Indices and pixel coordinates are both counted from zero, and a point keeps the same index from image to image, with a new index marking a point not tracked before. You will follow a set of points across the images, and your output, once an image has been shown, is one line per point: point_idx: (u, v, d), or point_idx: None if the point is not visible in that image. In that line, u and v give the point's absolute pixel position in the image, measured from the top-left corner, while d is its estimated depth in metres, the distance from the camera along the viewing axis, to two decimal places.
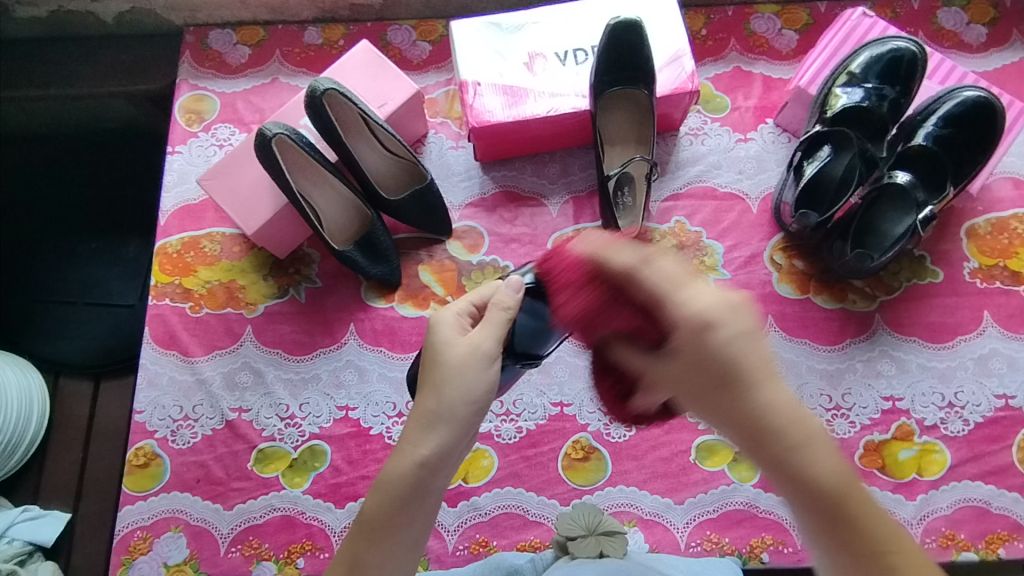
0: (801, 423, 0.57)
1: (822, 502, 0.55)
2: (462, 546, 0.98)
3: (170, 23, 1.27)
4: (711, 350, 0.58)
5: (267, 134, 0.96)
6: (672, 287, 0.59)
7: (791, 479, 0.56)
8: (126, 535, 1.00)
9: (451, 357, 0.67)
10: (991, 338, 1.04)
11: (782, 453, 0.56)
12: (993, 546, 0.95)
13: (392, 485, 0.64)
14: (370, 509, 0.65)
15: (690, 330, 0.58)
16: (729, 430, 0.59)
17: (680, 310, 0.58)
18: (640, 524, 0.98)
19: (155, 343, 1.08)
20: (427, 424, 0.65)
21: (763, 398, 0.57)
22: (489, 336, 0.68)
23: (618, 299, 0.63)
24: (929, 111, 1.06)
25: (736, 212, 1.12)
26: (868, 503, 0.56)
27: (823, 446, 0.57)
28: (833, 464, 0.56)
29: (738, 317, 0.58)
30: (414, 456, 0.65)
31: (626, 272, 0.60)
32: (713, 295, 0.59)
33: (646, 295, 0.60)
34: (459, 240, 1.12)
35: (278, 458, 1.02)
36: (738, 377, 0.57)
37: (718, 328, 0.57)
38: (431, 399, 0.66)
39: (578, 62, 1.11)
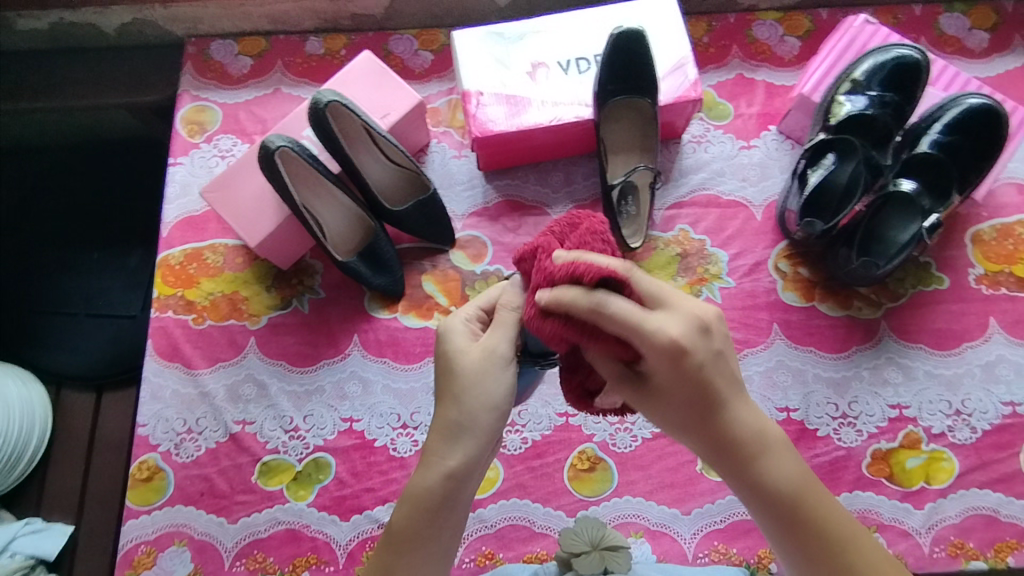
0: (759, 431, 0.63)
1: (781, 508, 0.62)
2: (468, 558, 0.97)
3: (172, 34, 1.27)
4: (686, 375, 0.59)
5: (271, 146, 0.96)
6: (642, 318, 0.56)
7: (752, 489, 0.63)
8: (130, 550, 0.99)
9: (467, 365, 0.66)
10: (998, 344, 1.03)
11: (742, 465, 0.63)
12: (1002, 555, 0.94)
13: (420, 498, 0.64)
14: (399, 523, 0.65)
15: (664, 361, 0.58)
16: (698, 443, 0.64)
17: (654, 341, 0.57)
18: (647, 535, 0.97)
19: (158, 356, 1.08)
20: (450, 434, 0.65)
21: (731, 413, 0.62)
22: (501, 339, 0.67)
23: (584, 336, 0.58)
24: (934, 118, 1.06)
25: (740, 219, 1.11)
26: (824, 505, 0.63)
27: (785, 455, 0.63)
28: (793, 471, 0.63)
29: (710, 337, 0.60)
30: (439, 468, 0.64)
31: (591, 311, 0.56)
32: (681, 320, 0.58)
33: (615, 329, 0.57)
34: (462, 250, 1.12)
35: (282, 471, 1.02)
36: (708, 398, 0.61)
37: (691, 353, 0.58)
38: (453, 410, 0.65)
39: (581, 71, 1.10)
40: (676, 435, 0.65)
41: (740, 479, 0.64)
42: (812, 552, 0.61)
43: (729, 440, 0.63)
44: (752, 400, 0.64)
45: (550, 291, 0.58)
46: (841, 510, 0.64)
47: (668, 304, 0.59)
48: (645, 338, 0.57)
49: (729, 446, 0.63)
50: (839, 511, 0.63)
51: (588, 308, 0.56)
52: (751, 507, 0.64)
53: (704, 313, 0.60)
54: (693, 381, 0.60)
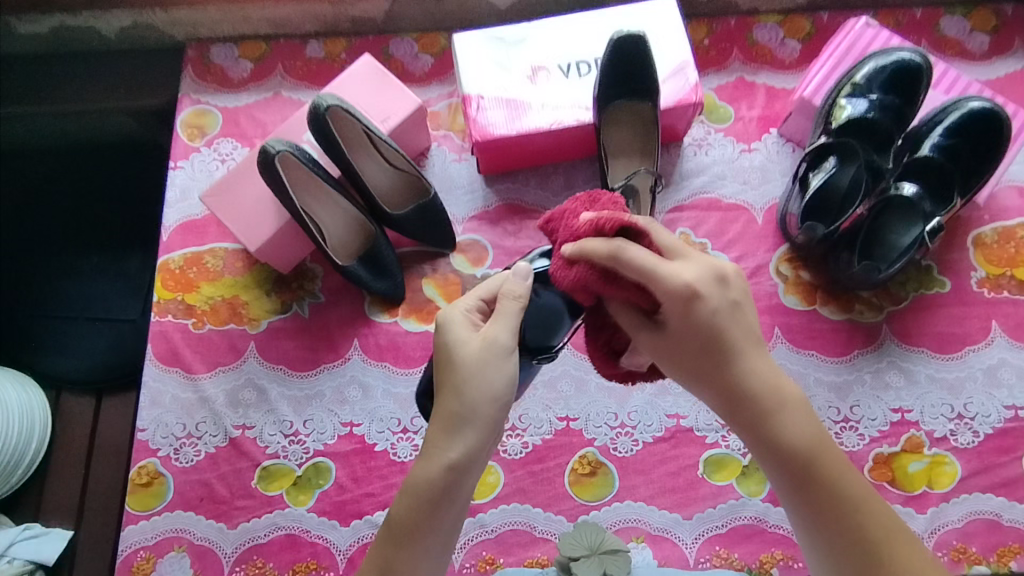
0: (776, 388, 0.63)
1: (795, 465, 0.62)
2: (468, 563, 0.97)
3: (172, 38, 1.27)
4: (700, 322, 0.62)
5: (271, 151, 0.95)
6: (658, 264, 0.61)
7: (765, 445, 0.63)
8: (130, 555, 0.99)
9: (467, 355, 0.66)
10: (1000, 347, 1.03)
11: (757, 420, 0.63)
12: (1004, 559, 0.94)
13: (422, 489, 0.64)
14: (401, 514, 0.64)
15: (678, 307, 0.62)
16: (712, 396, 0.65)
17: (669, 286, 0.61)
18: (648, 540, 0.97)
19: (158, 361, 1.07)
20: (450, 425, 0.65)
21: (745, 365, 0.63)
22: (504, 329, 0.67)
23: (605, 280, 0.64)
24: (936, 121, 1.05)
25: (741, 223, 1.11)
26: (839, 467, 0.63)
27: (801, 414, 0.64)
28: (807, 429, 0.63)
29: (724, 286, 0.63)
30: (441, 460, 0.64)
31: (609, 255, 0.61)
32: (696, 268, 0.62)
33: (634, 275, 0.61)
34: (462, 253, 1.11)
35: (282, 475, 1.01)
36: (723, 348, 0.63)
37: (705, 299, 0.61)
38: (453, 400, 0.65)
39: (582, 74, 1.10)
40: (693, 390, 0.67)
41: (755, 435, 0.64)
42: (823, 512, 0.62)
43: (743, 393, 0.63)
44: (768, 354, 0.65)
45: (576, 244, 0.64)
46: (855, 474, 0.64)
47: (682, 255, 0.64)
48: (663, 283, 0.61)
49: (743, 399, 0.63)
50: (852, 475, 0.63)
51: (607, 252, 0.61)
52: (764, 465, 0.64)
53: (719, 264, 0.63)
54: (707, 329, 0.62)
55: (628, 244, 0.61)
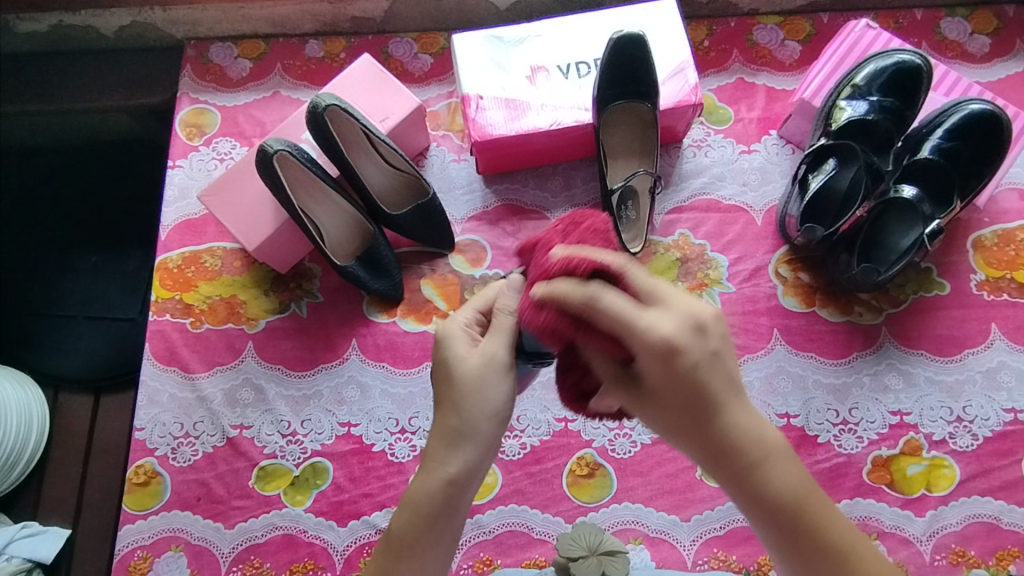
0: (758, 438, 0.62)
1: (780, 510, 0.62)
2: (465, 565, 0.96)
3: (171, 37, 1.27)
4: (680, 377, 0.59)
5: (268, 150, 0.95)
6: (634, 314, 0.57)
7: (751, 495, 0.62)
8: (126, 555, 0.99)
9: (465, 374, 0.65)
10: (999, 350, 1.03)
11: (741, 471, 0.62)
12: (1004, 563, 0.94)
13: (420, 503, 0.64)
14: (400, 528, 0.65)
15: (658, 360, 0.58)
16: (695, 451, 0.63)
17: (646, 339, 0.57)
18: (646, 542, 0.97)
19: (156, 360, 1.07)
20: (448, 444, 0.65)
21: (729, 419, 0.61)
22: (501, 347, 0.66)
23: (576, 329, 0.59)
24: (936, 123, 1.05)
25: (740, 224, 1.11)
26: (825, 510, 0.63)
27: (784, 463, 0.63)
28: (791, 479, 0.62)
29: (704, 337, 0.59)
30: (439, 476, 0.64)
31: (583, 303, 0.57)
32: (674, 318, 0.58)
33: (607, 325, 0.57)
34: (461, 254, 1.11)
35: (280, 476, 1.01)
36: (704, 402, 0.60)
37: (685, 353, 0.58)
38: (451, 419, 0.65)
39: (581, 75, 1.10)
40: (673, 441, 0.64)
41: (741, 485, 0.62)
42: (804, 549, 0.62)
43: (728, 444, 0.61)
44: (750, 404, 0.62)
45: (545, 286, 0.59)
46: (840, 516, 0.64)
47: (660, 299, 0.59)
48: (640, 335, 0.57)
49: (728, 451, 0.61)
50: (832, 510, 0.64)
51: (580, 300, 0.57)
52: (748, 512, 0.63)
53: (697, 311, 0.59)
54: (689, 383, 0.59)
55: (604, 289, 0.57)
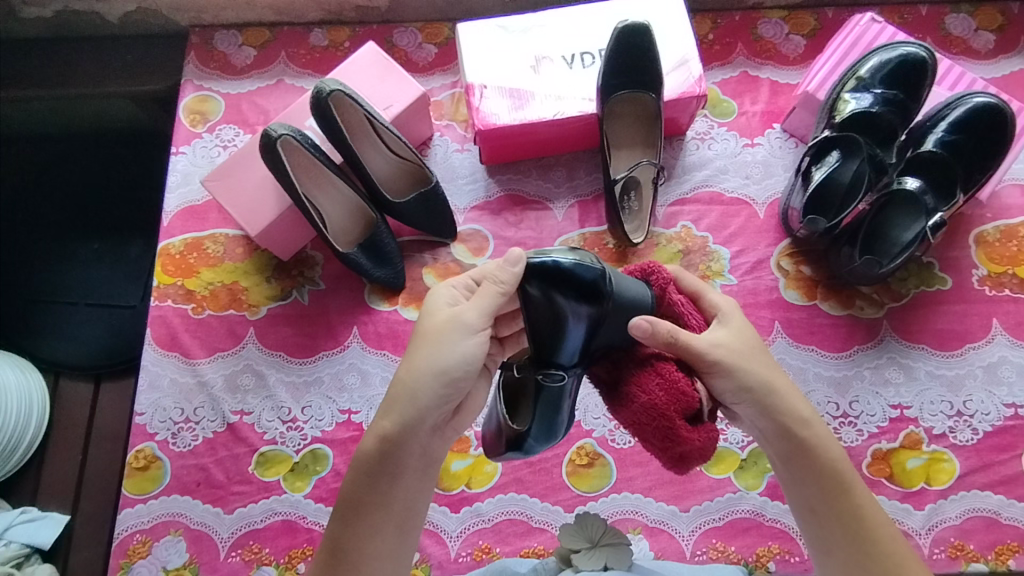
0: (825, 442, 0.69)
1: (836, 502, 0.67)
2: (464, 552, 0.96)
3: (176, 24, 1.27)
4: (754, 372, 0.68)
5: (273, 134, 0.96)
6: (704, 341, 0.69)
7: (818, 482, 0.68)
8: (126, 539, 0.99)
9: (426, 329, 0.70)
10: (1000, 345, 1.03)
11: (803, 458, 0.68)
12: (1003, 557, 0.94)
13: (360, 460, 0.70)
14: (347, 484, 0.70)
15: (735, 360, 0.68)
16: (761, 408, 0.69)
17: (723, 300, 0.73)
18: (645, 532, 0.97)
19: (156, 345, 1.07)
20: (392, 400, 0.69)
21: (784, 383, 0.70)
22: (468, 310, 0.68)
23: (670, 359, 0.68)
24: (939, 117, 1.05)
25: (743, 217, 1.11)
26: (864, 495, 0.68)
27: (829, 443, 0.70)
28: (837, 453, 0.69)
29: None
30: (379, 430, 0.69)
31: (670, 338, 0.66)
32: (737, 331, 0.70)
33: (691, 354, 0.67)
34: (463, 244, 1.11)
35: (279, 462, 1.01)
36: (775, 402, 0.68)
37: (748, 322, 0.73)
38: (399, 373, 0.70)
39: (586, 65, 1.10)
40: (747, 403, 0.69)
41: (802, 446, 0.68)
42: (848, 544, 0.66)
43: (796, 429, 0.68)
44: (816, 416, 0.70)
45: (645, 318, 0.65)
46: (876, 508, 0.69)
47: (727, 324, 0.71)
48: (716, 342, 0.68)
49: (793, 438, 0.68)
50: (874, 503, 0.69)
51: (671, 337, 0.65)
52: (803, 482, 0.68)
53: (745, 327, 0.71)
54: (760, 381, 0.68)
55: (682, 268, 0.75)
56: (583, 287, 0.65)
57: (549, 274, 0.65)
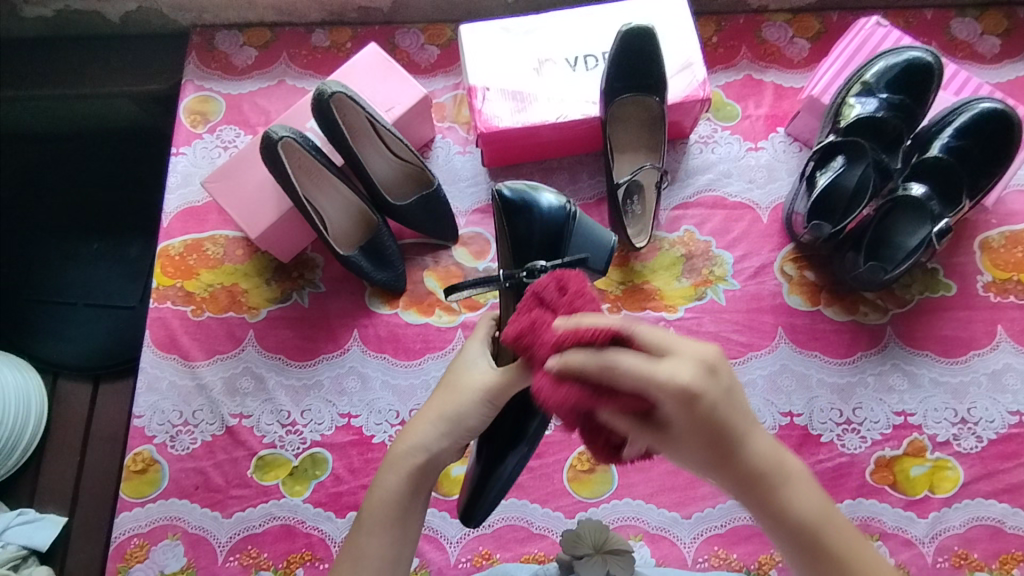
0: (784, 463, 0.59)
1: (806, 540, 0.59)
2: (464, 558, 0.96)
3: (177, 23, 1.25)
4: (703, 421, 0.54)
5: (273, 136, 0.94)
6: (652, 367, 0.52)
7: (792, 545, 0.60)
8: (123, 542, 0.98)
9: (459, 394, 0.69)
10: (1005, 353, 1.02)
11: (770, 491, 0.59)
12: (1007, 566, 0.93)
13: (393, 488, 0.67)
14: (371, 508, 0.67)
15: (677, 407, 0.53)
16: (720, 482, 0.60)
17: (669, 388, 0.52)
18: (646, 539, 0.96)
19: (155, 347, 1.07)
20: (399, 464, 0.68)
21: (750, 448, 0.58)
22: (497, 376, 0.68)
23: (598, 398, 0.53)
24: (945, 122, 1.04)
25: (746, 221, 1.10)
26: (852, 548, 0.59)
27: (808, 489, 0.60)
28: (816, 507, 0.59)
29: (717, 377, 0.55)
30: (387, 496, 0.67)
31: (601, 366, 0.52)
32: (688, 358, 0.54)
33: (630, 386, 0.52)
34: (465, 246, 1.10)
35: (278, 465, 1.01)
36: (726, 439, 0.56)
37: (704, 397, 0.53)
38: (417, 437, 0.68)
39: (589, 68, 1.09)
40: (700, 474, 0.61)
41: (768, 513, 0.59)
42: None
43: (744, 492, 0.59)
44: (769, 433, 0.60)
45: (558, 356, 0.54)
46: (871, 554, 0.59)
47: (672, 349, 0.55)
48: (659, 386, 0.52)
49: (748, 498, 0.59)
50: (870, 554, 0.59)
51: (596, 365, 0.52)
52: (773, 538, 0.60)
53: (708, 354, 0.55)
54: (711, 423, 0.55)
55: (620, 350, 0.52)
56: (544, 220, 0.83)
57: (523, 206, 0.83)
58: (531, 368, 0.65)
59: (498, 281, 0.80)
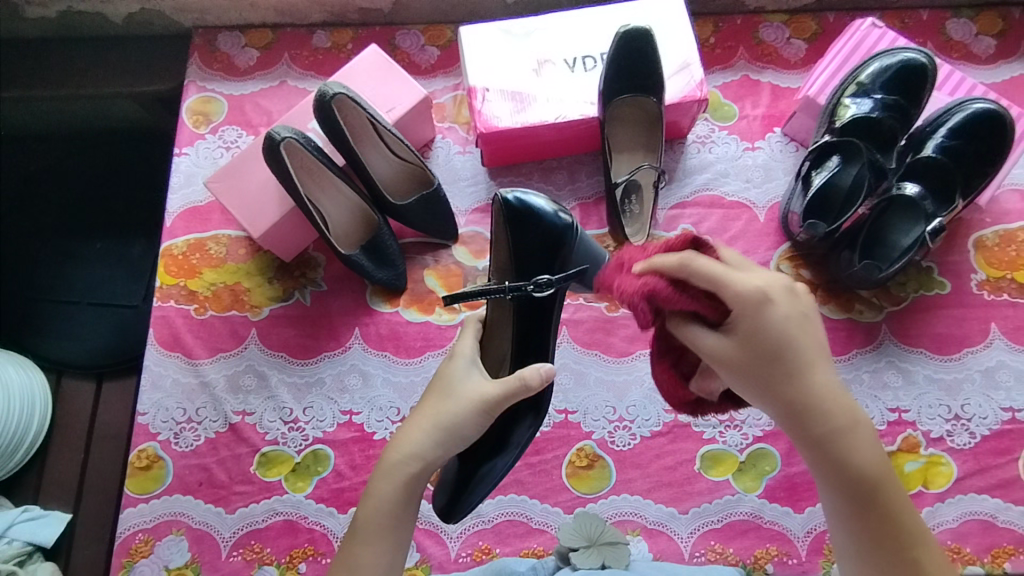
0: (851, 411, 0.60)
1: (857, 483, 0.60)
2: (464, 553, 0.97)
3: (179, 25, 1.26)
4: (768, 335, 0.58)
5: (276, 137, 0.96)
6: (729, 272, 0.57)
7: (841, 490, 0.61)
8: (128, 538, 1.00)
9: (454, 403, 0.68)
10: (999, 350, 1.03)
11: (829, 435, 0.59)
12: (999, 560, 0.94)
13: (385, 496, 0.65)
14: (363, 517, 0.65)
15: (747, 313, 0.58)
16: (777, 415, 0.61)
17: (741, 291, 0.57)
18: (644, 533, 0.97)
19: (159, 345, 1.08)
20: (393, 473, 0.66)
21: (814, 386, 0.59)
22: (496, 388, 0.68)
23: (676, 294, 0.59)
24: (939, 122, 1.06)
25: (743, 220, 1.11)
26: (895, 497, 0.61)
27: (867, 436, 0.60)
28: (873, 454, 0.60)
29: (794, 298, 0.59)
30: (381, 505, 0.65)
31: (678, 264, 0.58)
32: (764, 275, 0.59)
33: (703, 284, 0.58)
34: (465, 246, 1.12)
35: (281, 462, 1.02)
36: (789, 365, 0.58)
37: (775, 306, 0.58)
38: (411, 444, 0.67)
39: (587, 69, 1.10)
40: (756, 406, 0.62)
41: (821, 452, 0.60)
42: (880, 552, 0.60)
43: (808, 425, 0.60)
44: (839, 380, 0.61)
45: (644, 262, 0.61)
46: (909, 506, 0.62)
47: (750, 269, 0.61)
48: (732, 291, 0.57)
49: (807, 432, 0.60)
50: (910, 508, 0.62)
51: (677, 262, 0.58)
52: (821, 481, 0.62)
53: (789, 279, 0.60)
54: (779, 344, 0.58)
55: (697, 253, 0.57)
56: (546, 226, 0.80)
57: (526, 210, 0.79)
58: (535, 378, 0.68)
59: (503, 293, 0.76)
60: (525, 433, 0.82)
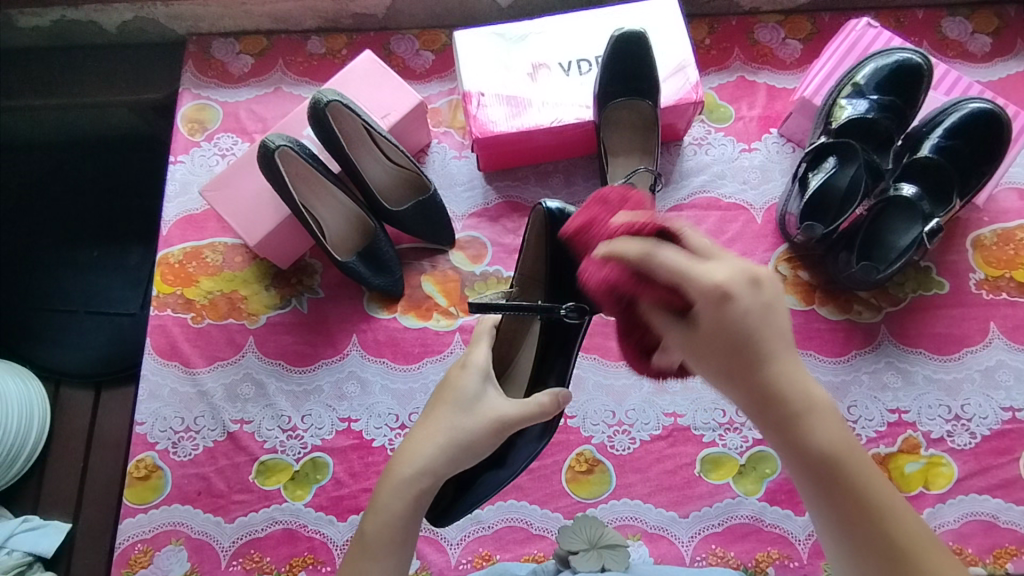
0: (807, 390, 0.54)
1: (817, 469, 0.54)
2: (465, 560, 0.97)
3: (173, 32, 1.26)
4: (732, 326, 0.52)
5: (271, 145, 0.95)
6: (691, 265, 0.52)
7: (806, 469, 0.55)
8: (127, 548, 0.99)
9: (470, 421, 0.67)
10: (998, 349, 1.03)
11: (787, 418, 0.54)
12: (1000, 561, 0.94)
13: (395, 509, 0.63)
14: (371, 531, 0.62)
15: (705, 308, 0.52)
16: (740, 398, 0.55)
17: (701, 287, 0.51)
18: (644, 538, 0.97)
19: (156, 354, 1.08)
20: (403, 487, 0.64)
21: (777, 369, 0.53)
22: (514, 409, 0.69)
23: (638, 284, 0.54)
24: (936, 122, 1.06)
25: (741, 222, 1.11)
26: (866, 476, 0.55)
27: (829, 418, 0.55)
28: (833, 434, 0.54)
29: (759, 290, 0.53)
30: (389, 519, 0.62)
31: (641, 256, 0.52)
32: (729, 264, 0.53)
33: (663, 279, 0.52)
34: (462, 250, 1.11)
35: (279, 470, 1.02)
36: (754, 350, 0.53)
37: (735, 301, 0.52)
38: (422, 458, 0.65)
39: (583, 72, 1.10)
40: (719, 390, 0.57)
41: (784, 435, 0.55)
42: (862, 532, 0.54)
43: (774, 407, 0.54)
44: (801, 359, 0.55)
45: (607, 246, 0.56)
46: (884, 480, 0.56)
47: (714, 254, 0.54)
48: (693, 285, 0.51)
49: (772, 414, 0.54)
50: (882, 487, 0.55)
51: (638, 254, 0.52)
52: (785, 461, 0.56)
53: (754, 265, 0.53)
54: (734, 333, 0.52)
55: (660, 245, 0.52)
56: None
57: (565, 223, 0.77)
58: (552, 404, 0.72)
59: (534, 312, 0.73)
60: (535, 446, 0.83)
